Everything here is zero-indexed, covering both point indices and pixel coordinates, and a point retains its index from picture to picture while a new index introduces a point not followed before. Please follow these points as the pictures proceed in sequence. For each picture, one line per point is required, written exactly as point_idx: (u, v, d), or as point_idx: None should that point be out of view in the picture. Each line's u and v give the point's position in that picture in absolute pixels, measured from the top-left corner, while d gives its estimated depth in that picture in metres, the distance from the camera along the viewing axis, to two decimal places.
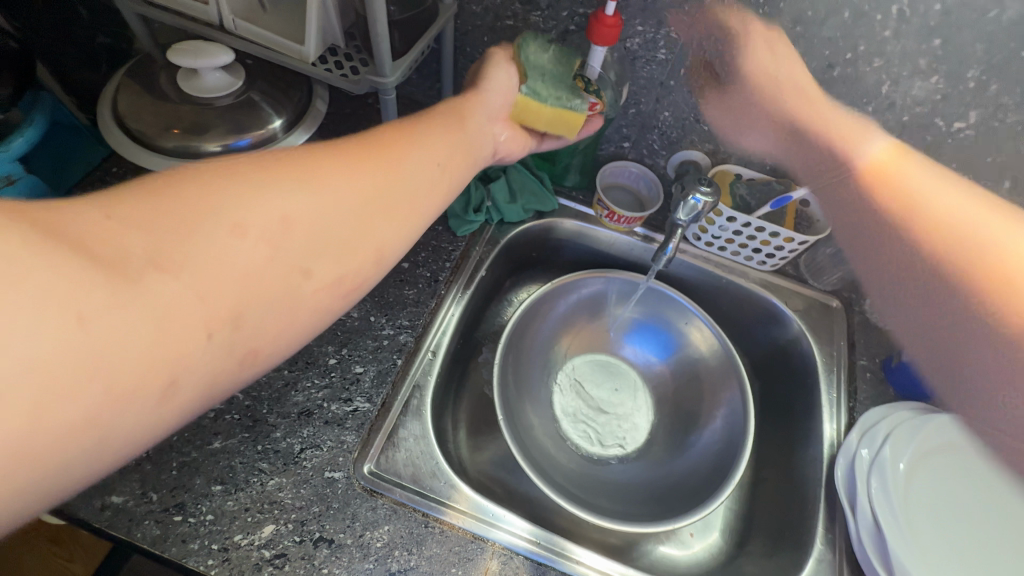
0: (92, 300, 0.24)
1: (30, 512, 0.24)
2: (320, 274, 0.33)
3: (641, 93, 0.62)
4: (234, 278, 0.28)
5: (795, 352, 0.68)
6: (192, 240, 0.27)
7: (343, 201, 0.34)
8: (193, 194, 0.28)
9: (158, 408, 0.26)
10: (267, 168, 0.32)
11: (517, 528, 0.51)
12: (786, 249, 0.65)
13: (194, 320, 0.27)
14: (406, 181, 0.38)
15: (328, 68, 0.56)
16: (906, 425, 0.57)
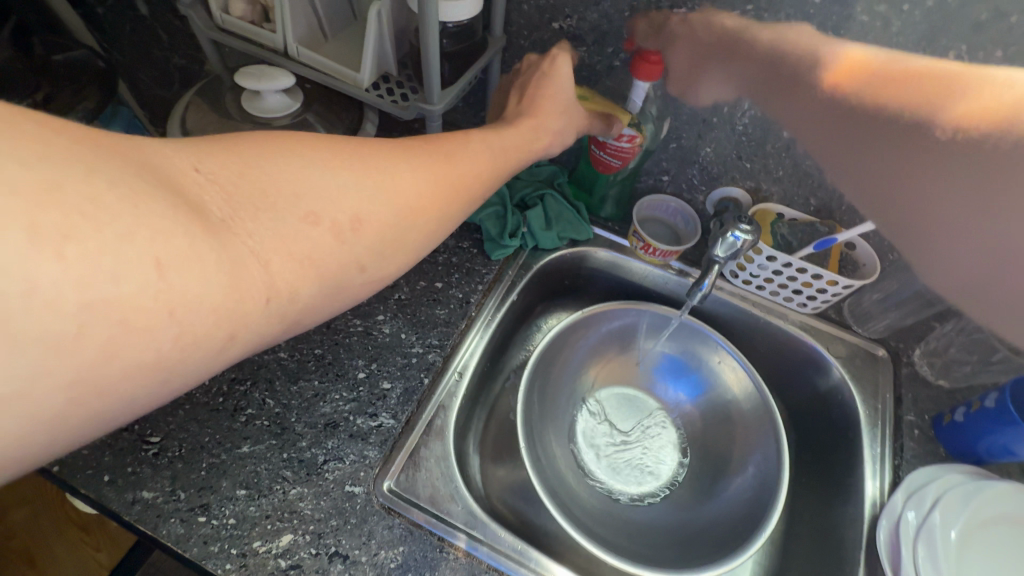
0: (170, 250, 0.25)
1: (70, 442, 0.26)
2: (369, 266, 0.35)
3: (684, 128, 0.62)
4: (304, 259, 0.31)
5: (836, 402, 0.65)
6: (266, 216, 0.29)
7: (401, 198, 0.36)
8: (275, 171, 0.31)
9: (210, 359, 0.28)
10: (341, 155, 0.34)
11: (528, 565, 0.49)
12: (829, 292, 0.63)
13: (259, 284, 0.29)
14: (452, 190, 0.40)
15: (380, 95, 0.58)
16: (958, 489, 0.53)
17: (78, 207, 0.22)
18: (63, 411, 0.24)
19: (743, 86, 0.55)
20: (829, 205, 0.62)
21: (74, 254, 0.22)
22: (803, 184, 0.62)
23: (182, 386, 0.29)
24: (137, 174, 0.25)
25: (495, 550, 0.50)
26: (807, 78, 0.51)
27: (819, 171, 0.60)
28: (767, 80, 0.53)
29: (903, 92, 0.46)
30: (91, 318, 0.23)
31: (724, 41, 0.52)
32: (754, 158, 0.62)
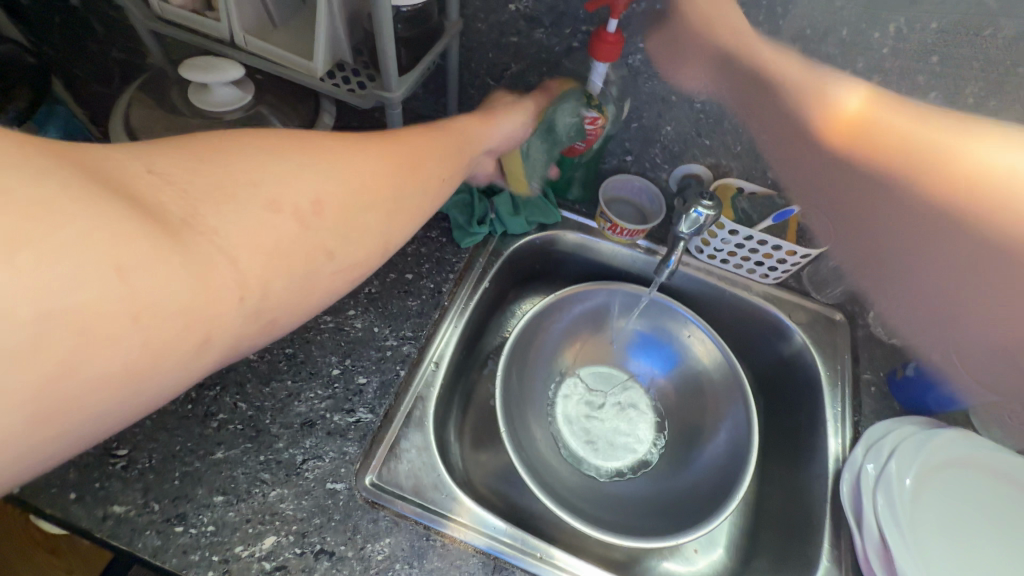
0: (129, 254, 0.24)
1: (51, 455, 0.25)
2: (339, 257, 0.35)
3: (645, 109, 0.63)
4: (270, 250, 0.30)
5: (799, 366, 0.68)
6: (228, 209, 0.28)
7: (363, 185, 0.35)
8: (236, 164, 0.30)
9: (185, 363, 0.28)
10: (298, 145, 0.33)
11: (529, 552, 0.50)
12: (788, 262, 0.65)
13: (231, 277, 0.28)
14: (415, 180, 0.40)
15: (336, 85, 0.57)
16: (912, 439, 0.57)
17: (28, 214, 0.22)
18: (35, 425, 0.23)
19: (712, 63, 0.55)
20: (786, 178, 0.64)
21: (24, 263, 0.22)
22: (761, 158, 0.64)
23: (163, 389, 0.28)
24: (87, 180, 0.25)
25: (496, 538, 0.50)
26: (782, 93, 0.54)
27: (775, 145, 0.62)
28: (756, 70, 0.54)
29: (860, 136, 0.51)
30: (48, 328, 0.22)
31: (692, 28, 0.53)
32: (713, 134, 0.63)
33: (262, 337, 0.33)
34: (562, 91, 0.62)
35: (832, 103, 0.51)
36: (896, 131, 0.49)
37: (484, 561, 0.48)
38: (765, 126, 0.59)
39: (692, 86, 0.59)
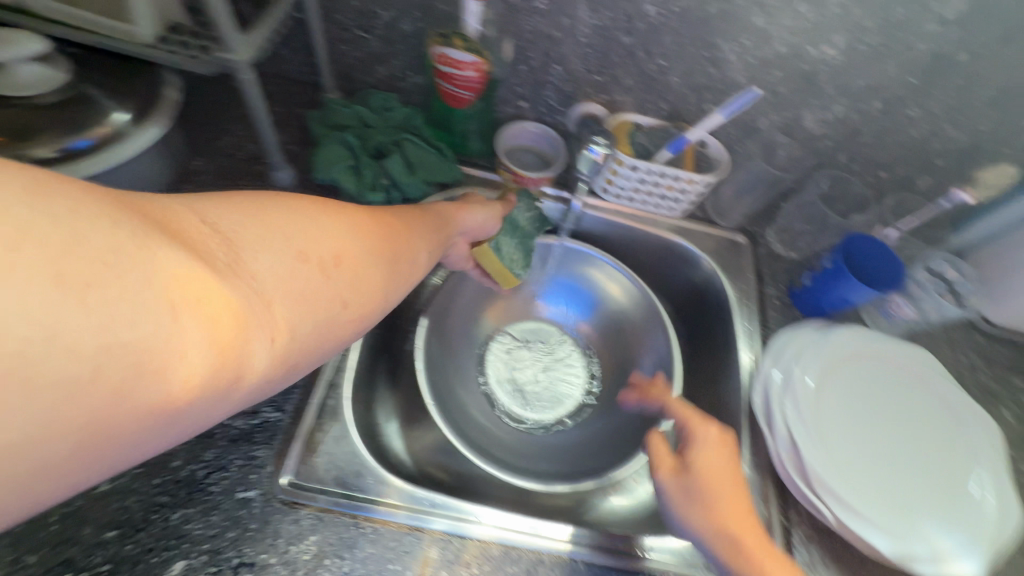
0: (185, 291, 0.23)
1: (44, 498, 0.22)
2: (360, 310, 0.34)
3: (530, 49, 0.60)
4: (299, 296, 0.30)
5: (709, 291, 0.70)
6: (266, 254, 0.28)
7: (375, 240, 0.36)
8: (273, 215, 0.30)
9: (215, 402, 0.26)
10: (323, 203, 0.34)
11: (524, 531, 0.48)
12: (690, 192, 0.66)
13: (270, 324, 0.28)
14: (417, 235, 0.42)
15: (172, 49, 0.50)
16: (810, 342, 0.60)
17: (97, 251, 0.20)
18: (60, 464, 0.20)
19: (708, 537, 0.44)
20: (678, 108, 0.64)
21: (93, 300, 0.20)
22: (651, 90, 0.62)
23: (177, 434, 0.25)
24: (138, 214, 0.23)
25: (494, 529, 0.48)
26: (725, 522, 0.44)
27: (663, 74, 0.60)
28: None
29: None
30: (108, 362, 0.20)
31: (710, 482, 0.46)
32: (602, 70, 0.61)
33: (276, 386, 0.32)
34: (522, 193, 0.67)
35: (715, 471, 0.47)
36: (762, 549, 0.42)
37: (418, 539, 0.47)
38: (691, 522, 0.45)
39: (572, 18, 0.56)
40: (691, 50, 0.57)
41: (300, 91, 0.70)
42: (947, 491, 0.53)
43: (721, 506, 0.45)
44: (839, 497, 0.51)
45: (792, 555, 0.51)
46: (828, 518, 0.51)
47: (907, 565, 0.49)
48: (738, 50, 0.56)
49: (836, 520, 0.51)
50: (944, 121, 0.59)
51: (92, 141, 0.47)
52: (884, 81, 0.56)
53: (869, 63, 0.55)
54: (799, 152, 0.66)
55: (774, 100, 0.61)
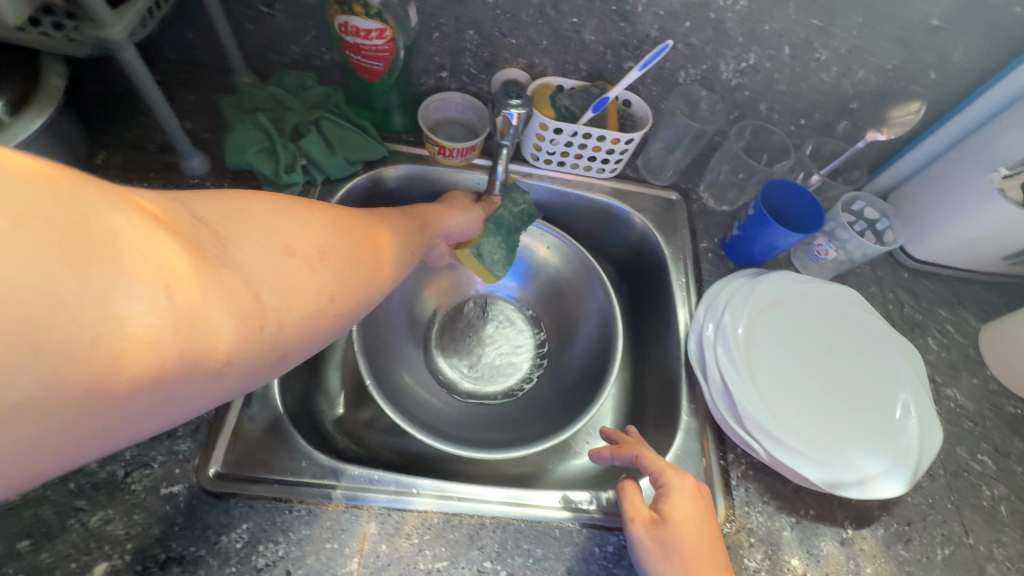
0: (177, 277, 0.25)
1: (35, 466, 0.23)
2: (342, 305, 0.37)
3: (439, 14, 0.59)
4: (286, 287, 0.32)
5: (647, 249, 0.71)
6: (254, 249, 0.31)
7: (354, 240, 0.38)
8: (261, 214, 0.33)
9: (203, 381, 0.28)
10: (304, 205, 0.37)
11: (462, 499, 0.48)
12: (617, 151, 0.66)
13: (259, 312, 0.30)
14: (392, 236, 0.44)
15: (44, 30, 0.46)
16: (741, 289, 0.62)
17: (99, 235, 0.22)
18: (62, 427, 0.22)
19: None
20: (598, 67, 0.64)
21: (97, 276, 0.22)
22: (568, 50, 0.62)
23: (164, 411, 0.27)
24: (138, 206, 0.25)
25: (434, 498, 0.48)
26: None
27: (577, 33, 0.60)
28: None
29: None
30: (108, 334, 0.22)
31: (687, 541, 0.43)
32: (516, 32, 0.60)
33: (261, 376, 0.34)
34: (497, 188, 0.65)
35: (693, 526, 0.44)
36: None
37: (356, 516, 0.46)
38: None
39: None
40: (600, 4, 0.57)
41: (210, 75, 0.67)
42: (875, 417, 0.55)
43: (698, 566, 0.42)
44: (770, 434, 0.53)
45: (732, 495, 0.53)
46: (760, 454, 0.53)
47: (836, 491, 0.51)
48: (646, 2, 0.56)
49: (769, 456, 0.53)
50: (851, 62, 0.61)
51: None
52: (789, 25, 0.57)
53: (773, 7, 0.55)
54: (721, 105, 0.67)
55: (688, 52, 0.61)
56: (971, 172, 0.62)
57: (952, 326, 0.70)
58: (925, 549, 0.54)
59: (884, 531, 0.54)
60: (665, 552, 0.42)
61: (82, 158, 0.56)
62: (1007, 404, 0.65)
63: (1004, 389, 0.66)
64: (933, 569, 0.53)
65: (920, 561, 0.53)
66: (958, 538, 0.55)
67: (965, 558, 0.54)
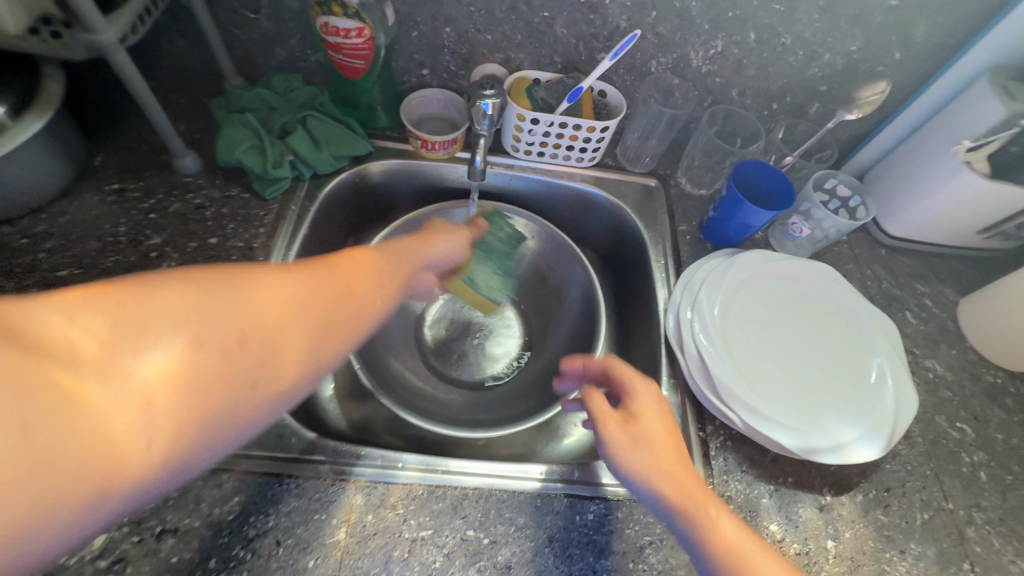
0: (20, 408, 0.21)
1: None
2: (285, 379, 0.33)
3: (416, 13, 0.61)
4: (189, 385, 0.27)
5: (627, 233, 0.73)
6: (147, 346, 0.26)
7: (286, 311, 0.34)
8: (164, 297, 0.28)
9: (77, 524, 0.23)
10: (229, 276, 0.32)
11: (445, 472, 0.50)
12: (593, 139, 0.68)
13: (173, 413, 0.27)
14: (359, 288, 0.40)
15: (44, 38, 0.49)
16: (716, 268, 0.63)
17: None
18: None
19: (654, 484, 0.41)
20: (571, 59, 0.66)
21: None
22: (542, 43, 0.64)
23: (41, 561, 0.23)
24: None
25: (418, 471, 0.50)
26: (679, 480, 0.41)
27: (549, 26, 0.62)
28: (684, 524, 0.39)
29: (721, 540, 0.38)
30: None
31: (655, 434, 0.44)
32: (490, 28, 0.63)
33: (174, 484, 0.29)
34: (472, 179, 0.67)
35: (662, 423, 0.45)
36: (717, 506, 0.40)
37: (344, 489, 0.48)
38: (643, 482, 0.42)
39: None
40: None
41: (202, 80, 0.70)
42: (850, 387, 0.57)
43: (670, 460, 0.42)
44: (746, 404, 0.55)
45: (710, 464, 0.54)
46: (736, 423, 0.54)
47: (811, 457, 0.53)
48: None
49: (745, 425, 0.54)
50: (815, 45, 0.63)
51: None
52: (752, 11, 0.59)
53: None
54: (693, 91, 0.69)
55: (657, 41, 0.63)
56: (940, 148, 0.63)
57: (931, 300, 0.71)
58: (904, 513, 0.54)
59: (862, 498, 0.55)
60: (639, 445, 0.43)
61: (81, 159, 0.60)
62: (986, 374, 0.66)
63: (983, 358, 0.67)
64: (913, 532, 0.53)
65: (899, 526, 0.54)
66: (937, 503, 0.56)
67: (945, 522, 0.55)
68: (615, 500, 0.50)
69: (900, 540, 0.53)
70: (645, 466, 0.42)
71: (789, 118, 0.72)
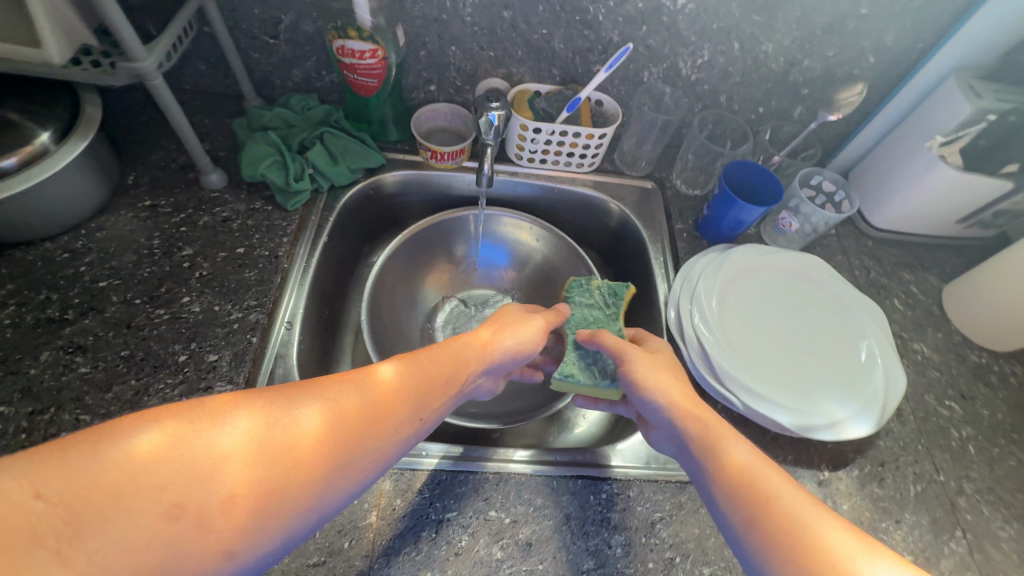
0: None
1: None
2: (283, 528, 0.32)
3: (424, 34, 0.66)
4: (152, 561, 0.26)
5: (627, 233, 0.77)
6: (119, 520, 0.26)
7: (279, 461, 0.32)
8: (155, 456, 0.28)
9: None
10: (235, 420, 0.32)
11: (465, 458, 0.53)
12: (592, 145, 0.72)
13: (163, 565, 0.27)
14: (389, 413, 0.39)
15: (85, 68, 0.55)
16: (712, 263, 0.67)
17: None
18: None
19: (660, 395, 0.47)
20: (569, 72, 0.71)
21: None
22: (541, 58, 0.69)
23: None
24: None
25: (441, 458, 0.53)
26: (688, 403, 0.47)
27: (547, 42, 0.67)
28: (689, 432, 0.44)
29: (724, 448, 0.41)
30: None
31: (666, 368, 0.51)
32: (493, 45, 0.67)
33: None
34: (478, 185, 0.71)
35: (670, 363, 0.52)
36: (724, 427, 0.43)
37: None
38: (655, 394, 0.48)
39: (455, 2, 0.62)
40: (564, 13, 0.63)
41: (223, 102, 0.75)
42: (842, 370, 0.60)
43: (678, 385, 0.49)
44: (745, 387, 0.58)
45: None
46: (737, 406, 0.58)
47: (808, 434, 0.56)
48: (606, 10, 0.63)
49: (745, 407, 0.58)
50: (796, 52, 0.68)
51: (17, 160, 0.50)
52: (735, 23, 0.64)
53: (719, 9, 0.63)
54: (684, 98, 0.74)
55: (648, 53, 0.68)
56: (916, 143, 0.67)
57: (916, 287, 0.75)
58: (898, 486, 0.58)
59: (858, 472, 0.58)
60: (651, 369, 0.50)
61: (115, 178, 0.64)
62: (971, 354, 0.69)
63: (967, 339, 0.71)
64: (907, 503, 0.57)
65: (893, 497, 0.57)
66: (929, 475, 0.59)
67: (937, 493, 0.58)
68: (626, 480, 0.54)
69: (895, 511, 0.56)
70: (656, 383, 0.48)
71: (775, 120, 0.77)
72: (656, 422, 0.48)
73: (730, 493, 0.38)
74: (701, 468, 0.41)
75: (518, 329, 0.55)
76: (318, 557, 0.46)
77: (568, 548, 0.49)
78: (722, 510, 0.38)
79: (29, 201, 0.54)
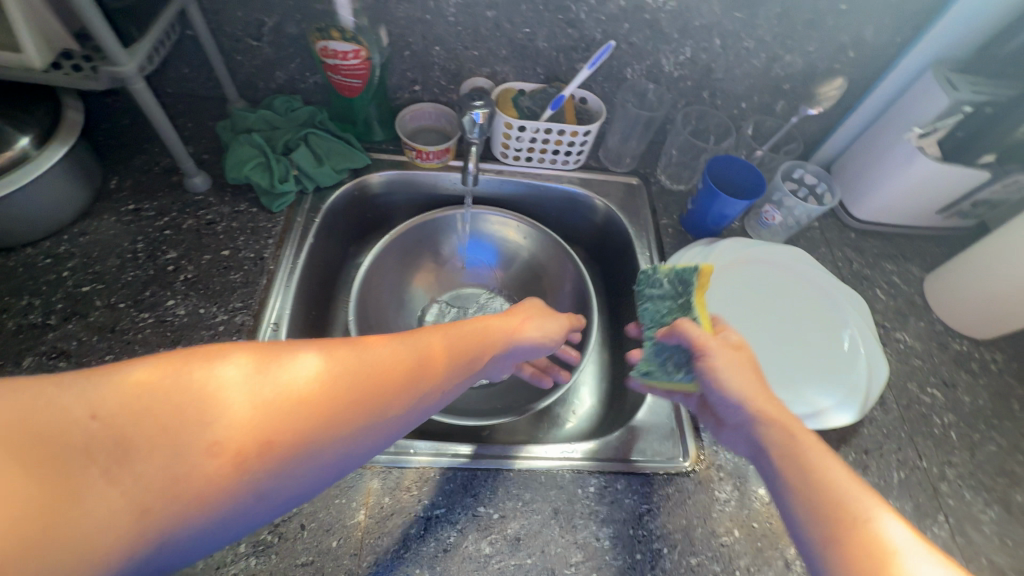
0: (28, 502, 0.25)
1: None
2: (310, 472, 0.34)
3: (407, 34, 0.66)
4: (189, 489, 0.29)
5: (614, 229, 0.78)
6: (158, 450, 0.29)
7: (311, 411, 0.34)
8: (195, 395, 0.31)
9: None
10: (272, 368, 0.34)
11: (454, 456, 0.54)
12: (577, 143, 0.73)
13: (198, 493, 0.29)
14: (416, 377, 0.40)
15: (65, 72, 0.53)
16: (697, 256, 0.68)
17: None
18: None
19: (735, 392, 0.46)
20: (553, 70, 0.71)
21: None
22: (525, 57, 0.70)
23: None
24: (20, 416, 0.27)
25: (429, 456, 0.53)
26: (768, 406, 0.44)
27: (530, 41, 0.67)
28: (766, 435, 0.42)
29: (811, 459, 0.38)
30: None
31: (747, 367, 0.48)
32: (477, 44, 0.68)
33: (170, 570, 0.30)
34: (464, 183, 0.71)
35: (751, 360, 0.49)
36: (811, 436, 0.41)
37: (360, 475, 0.51)
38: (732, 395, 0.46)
39: (437, 3, 0.63)
40: (547, 12, 0.64)
41: (207, 105, 0.74)
42: (825, 360, 0.61)
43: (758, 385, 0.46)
44: None
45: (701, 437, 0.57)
46: None
47: None
48: (588, 9, 0.63)
49: None
50: (776, 48, 0.68)
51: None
52: (715, 20, 0.65)
53: (699, 6, 0.63)
54: (667, 94, 0.74)
55: (631, 50, 0.68)
56: (896, 135, 0.68)
57: (898, 277, 0.76)
58: (881, 473, 0.58)
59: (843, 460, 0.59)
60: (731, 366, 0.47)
61: (98, 183, 0.63)
62: (953, 342, 0.70)
63: (948, 328, 0.72)
64: (890, 489, 0.58)
65: (877, 484, 0.58)
66: (912, 462, 0.60)
67: (919, 479, 0.59)
68: (614, 473, 0.54)
69: None
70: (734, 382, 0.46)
71: (757, 115, 0.78)
72: (735, 422, 0.46)
73: (810, 506, 0.36)
74: (778, 473, 0.39)
75: (541, 319, 0.56)
76: (306, 556, 0.46)
77: (556, 542, 0.49)
78: (800, 523, 0.36)
79: (8, 206, 0.53)
